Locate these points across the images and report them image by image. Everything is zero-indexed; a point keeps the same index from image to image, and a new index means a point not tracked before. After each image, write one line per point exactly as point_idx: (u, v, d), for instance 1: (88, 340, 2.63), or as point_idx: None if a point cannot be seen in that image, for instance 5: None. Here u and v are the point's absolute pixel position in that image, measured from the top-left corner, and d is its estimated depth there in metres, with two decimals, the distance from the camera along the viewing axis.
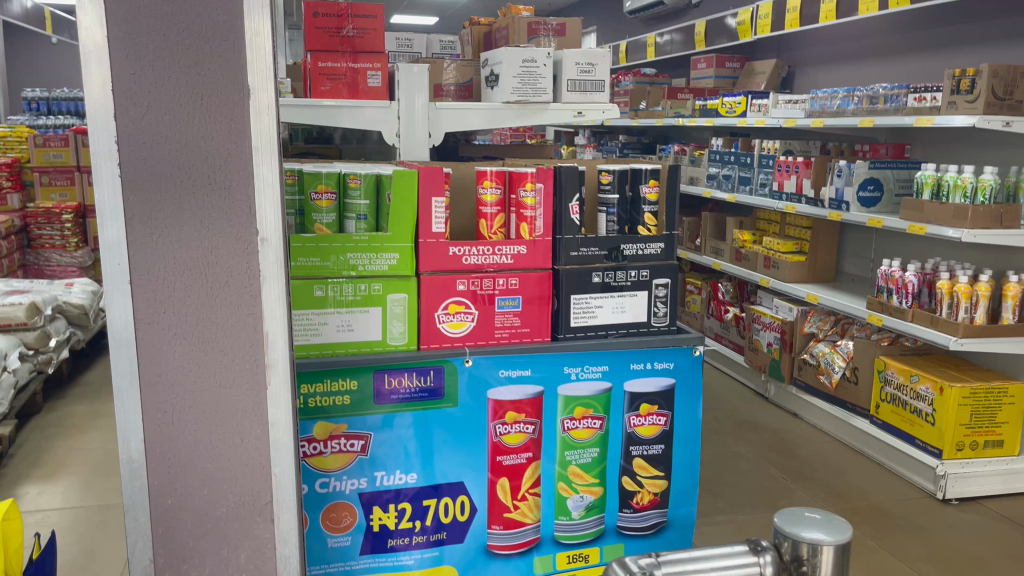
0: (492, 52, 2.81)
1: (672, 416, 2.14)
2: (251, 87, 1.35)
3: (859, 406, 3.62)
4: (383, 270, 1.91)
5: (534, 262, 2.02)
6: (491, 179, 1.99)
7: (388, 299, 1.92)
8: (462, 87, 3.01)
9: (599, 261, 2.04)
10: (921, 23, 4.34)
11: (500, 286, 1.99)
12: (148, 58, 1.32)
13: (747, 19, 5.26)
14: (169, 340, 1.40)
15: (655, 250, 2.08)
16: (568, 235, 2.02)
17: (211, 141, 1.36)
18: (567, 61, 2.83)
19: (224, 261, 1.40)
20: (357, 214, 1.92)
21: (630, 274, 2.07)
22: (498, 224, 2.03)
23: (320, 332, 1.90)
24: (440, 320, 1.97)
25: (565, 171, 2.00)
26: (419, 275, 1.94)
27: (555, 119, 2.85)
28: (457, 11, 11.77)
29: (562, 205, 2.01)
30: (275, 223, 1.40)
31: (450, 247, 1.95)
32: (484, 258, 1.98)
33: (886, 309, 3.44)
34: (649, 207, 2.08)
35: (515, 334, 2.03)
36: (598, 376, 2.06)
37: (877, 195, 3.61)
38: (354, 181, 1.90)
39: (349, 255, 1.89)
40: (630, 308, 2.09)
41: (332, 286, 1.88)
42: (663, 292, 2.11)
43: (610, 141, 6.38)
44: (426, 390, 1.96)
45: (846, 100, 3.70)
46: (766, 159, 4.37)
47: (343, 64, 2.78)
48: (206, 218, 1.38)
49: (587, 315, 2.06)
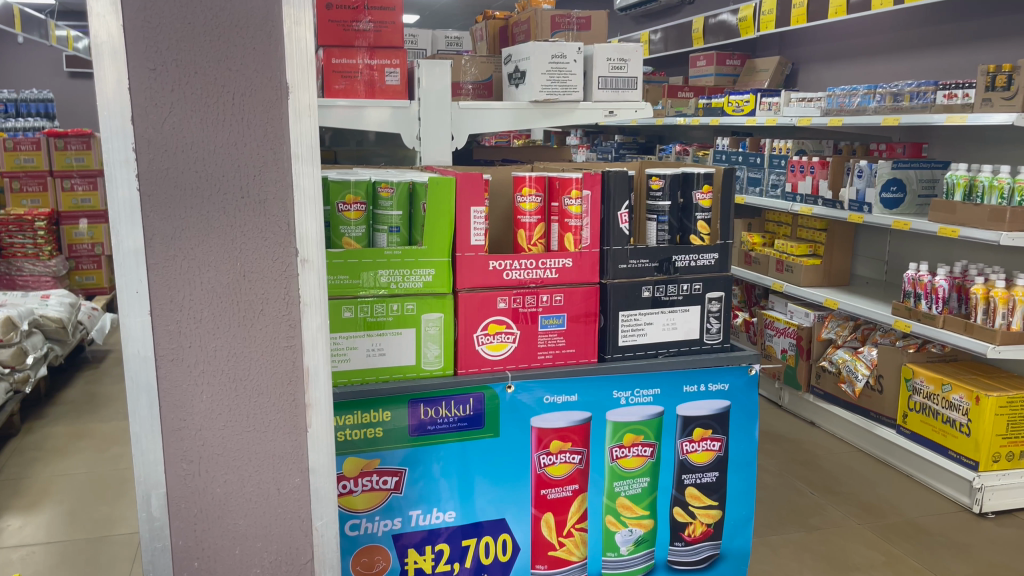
0: (517, 47, 2.67)
1: (727, 441, 1.97)
2: (291, 86, 1.18)
3: (883, 415, 3.49)
4: (418, 288, 1.73)
5: (580, 277, 1.84)
6: (530, 185, 1.79)
7: (422, 319, 1.74)
8: (481, 85, 2.86)
9: (649, 273, 1.87)
10: (931, 18, 4.21)
11: (544, 303, 1.81)
12: (171, 51, 1.12)
13: (750, 15, 5.12)
14: (195, 379, 1.20)
15: (708, 261, 1.92)
16: (617, 246, 1.84)
17: (244, 147, 1.17)
18: (598, 57, 2.67)
19: (258, 286, 1.21)
20: (389, 227, 1.73)
21: (681, 287, 1.90)
22: (538, 234, 1.83)
23: (349, 357, 1.70)
24: (479, 341, 1.79)
25: (613, 176, 1.82)
26: (456, 292, 1.76)
27: (584, 118, 2.73)
28: (440, 11, 11.55)
29: (611, 213, 1.83)
30: (317, 243, 1.22)
31: (490, 261, 1.76)
32: (527, 273, 1.80)
33: (915, 314, 3.30)
34: (702, 214, 1.90)
35: (559, 355, 1.84)
36: (649, 400, 1.89)
37: (900, 196, 3.49)
38: (386, 191, 1.71)
39: (380, 272, 1.70)
40: (681, 324, 1.92)
41: (362, 307, 1.69)
42: (716, 306, 1.94)
43: (606, 142, 6.25)
44: (465, 420, 1.77)
45: (867, 97, 3.57)
46: (777, 159, 4.23)
47: (359, 61, 2.54)
48: (238, 237, 1.19)
49: (636, 332, 1.89)
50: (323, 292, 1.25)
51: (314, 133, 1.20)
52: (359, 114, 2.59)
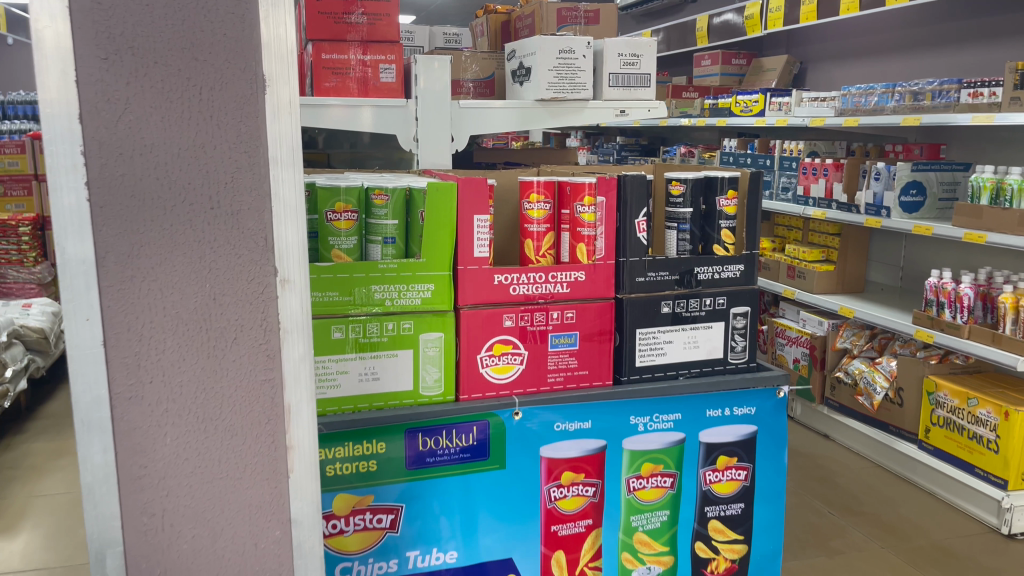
0: (522, 43, 2.51)
1: (754, 469, 1.81)
2: (269, 79, 1.01)
3: (904, 429, 3.33)
4: (415, 305, 1.56)
5: (594, 291, 1.67)
6: (539, 191, 1.62)
7: (420, 340, 1.57)
8: (483, 83, 2.70)
9: (669, 287, 1.71)
10: (945, 15, 4.05)
11: (554, 320, 1.65)
12: (125, 36, 0.96)
13: (756, 13, 4.95)
14: (158, 421, 1.03)
15: (733, 274, 1.76)
16: (634, 257, 1.68)
17: (213, 150, 1.01)
18: (609, 52, 2.52)
19: (231, 311, 1.04)
20: (383, 237, 1.56)
21: (704, 303, 1.74)
22: (547, 244, 1.66)
23: (339, 382, 1.54)
24: (483, 363, 1.62)
25: (630, 180, 1.66)
26: (457, 309, 1.59)
27: (594, 118, 2.57)
28: (437, 9, 11.37)
29: (627, 222, 1.67)
30: (300, 260, 1.06)
31: (495, 274, 1.60)
32: (536, 287, 1.63)
33: (938, 324, 3.14)
34: (726, 222, 1.74)
35: (571, 378, 1.68)
36: (669, 426, 1.73)
37: (920, 200, 3.35)
38: (380, 198, 1.54)
39: (374, 288, 1.53)
40: (703, 342, 1.76)
41: (353, 326, 1.53)
42: (741, 322, 1.78)
43: (607, 144, 6.11)
44: (468, 451, 1.60)
45: (885, 97, 3.41)
46: (788, 161, 4.07)
47: (351, 57, 2.38)
48: (207, 254, 1.02)
49: (654, 352, 1.72)
50: (308, 315, 1.08)
51: (296, 134, 1.04)
52: (349, 115, 2.41)
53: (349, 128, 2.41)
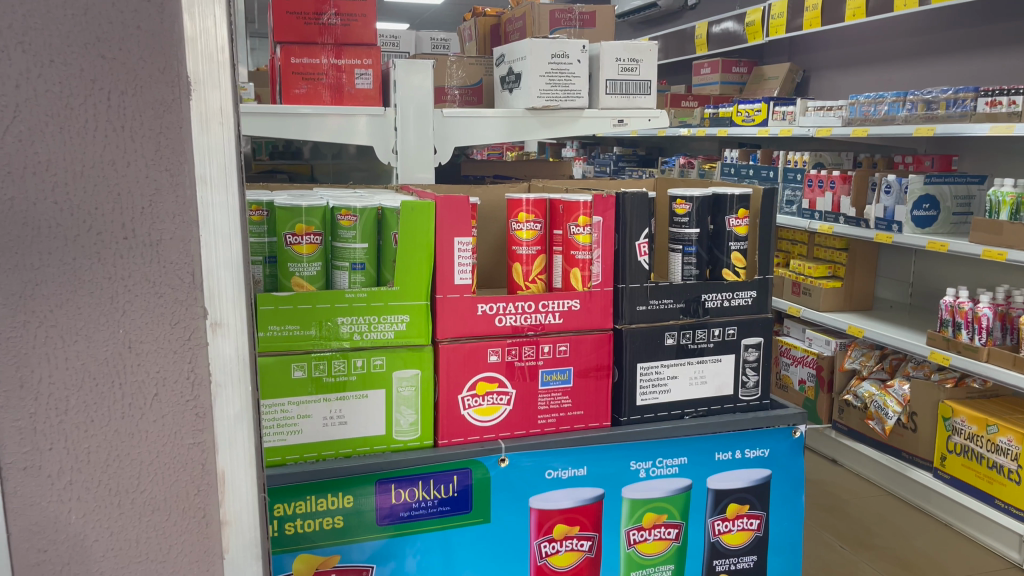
0: (512, 47, 2.34)
1: (768, 517, 1.63)
2: (194, 80, 0.77)
3: (918, 457, 3.15)
4: (387, 339, 1.39)
5: (590, 322, 1.49)
6: (528, 210, 1.48)
7: (394, 378, 1.39)
8: (469, 90, 2.53)
9: (674, 316, 1.54)
10: (954, 21, 3.89)
11: (545, 354, 1.47)
12: (14, 28, 0.71)
13: (758, 19, 4.80)
14: (61, 495, 0.79)
15: (744, 301, 1.58)
16: (634, 283, 1.50)
17: (126, 168, 0.76)
18: (606, 56, 2.35)
19: (150, 362, 0.80)
20: (351, 263, 1.37)
21: (711, 333, 1.56)
22: (538, 269, 1.51)
23: (300, 428, 1.36)
24: (466, 404, 1.44)
25: (630, 199, 1.48)
26: (436, 343, 1.42)
27: (592, 128, 2.39)
28: (431, 13, 11.24)
29: (627, 244, 1.49)
30: (236, 301, 0.83)
31: (478, 304, 1.42)
32: (524, 318, 1.46)
33: (954, 345, 2.97)
34: (736, 243, 1.56)
35: (564, 419, 1.50)
36: (675, 471, 1.55)
37: (933, 214, 3.17)
38: (347, 219, 1.36)
39: (340, 320, 1.36)
40: (711, 378, 1.58)
41: (316, 364, 1.35)
42: (753, 355, 1.61)
43: (604, 155, 5.96)
44: (448, 503, 1.42)
45: (896, 106, 3.24)
46: (792, 172, 3.89)
47: (323, 61, 2.21)
48: (119, 294, 0.78)
49: (657, 389, 1.55)
50: (246, 363, 0.85)
51: (233, 150, 0.81)
52: (347, 124, 2.23)
53: (346, 139, 2.24)
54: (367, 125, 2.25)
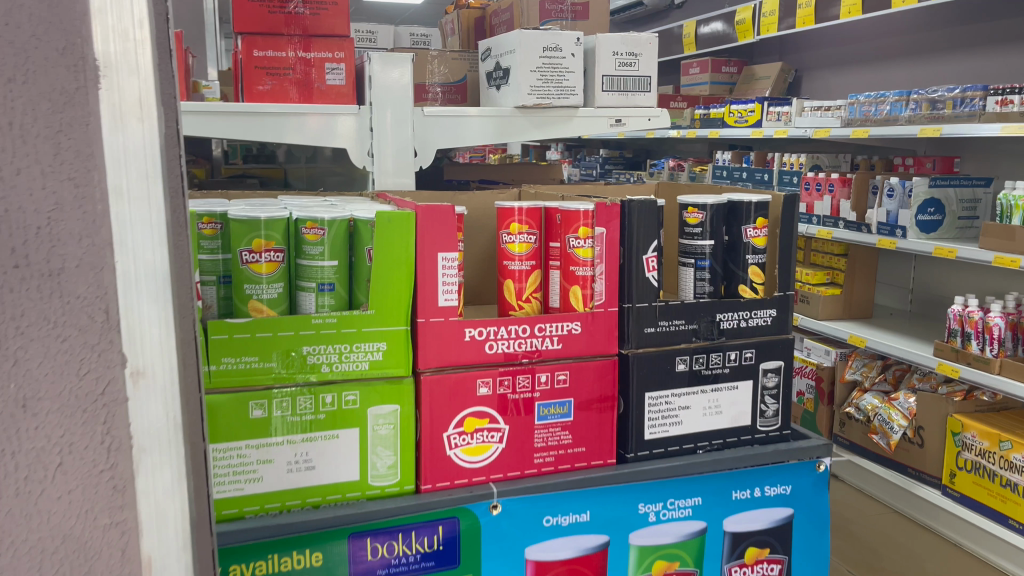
0: (499, 40, 2.16)
1: (791, 563, 1.44)
2: (103, 63, 0.52)
3: (925, 473, 3.01)
4: (361, 371, 1.20)
5: (592, 347, 1.32)
6: (520, 220, 1.32)
7: (369, 416, 1.21)
8: (452, 87, 2.34)
9: (685, 339, 1.36)
10: (952, 19, 3.75)
11: (542, 385, 1.29)
12: None
13: (748, 17, 4.65)
14: None
15: (764, 320, 1.41)
16: (642, 303, 1.33)
17: (14, 177, 0.50)
18: (603, 50, 2.18)
19: (53, 424, 0.53)
20: (318, 284, 1.18)
21: (727, 357, 1.40)
22: (532, 286, 1.34)
23: (260, 475, 1.17)
24: (452, 444, 1.26)
25: (637, 207, 1.31)
26: (417, 374, 1.24)
27: (587, 127, 2.22)
28: (410, 11, 11.05)
29: (633, 257, 1.32)
30: (166, 345, 0.57)
31: (465, 328, 1.24)
32: (517, 344, 1.28)
33: (963, 357, 2.82)
34: (754, 257, 1.39)
35: (564, 458, 1.32)
36: (687, 513, 1.37)
37: (938, 219, 3.03)
38: (313, 232, 1.17)
39: (306, 349, 1.17)
40: (727, 407, 1.41)
41: (278, 402, 1.17)
42: (772, 381, 1.44)
43: (590, 157, 5.81)
44: (431, 558, 1.23)
45: (898, 105, 3.10)
46: (788, 175, 3.75)
47: (290, 54, 2.01)
48: (8, 337, 0.51)
49: (668, 421, 1.38)
50: (179, 423, 0.59)
51: (159, 166, 0.55)
52: (328, 125, 2.05)
53: (325, 142, 2.06)
54: (347, 127, 2.06)
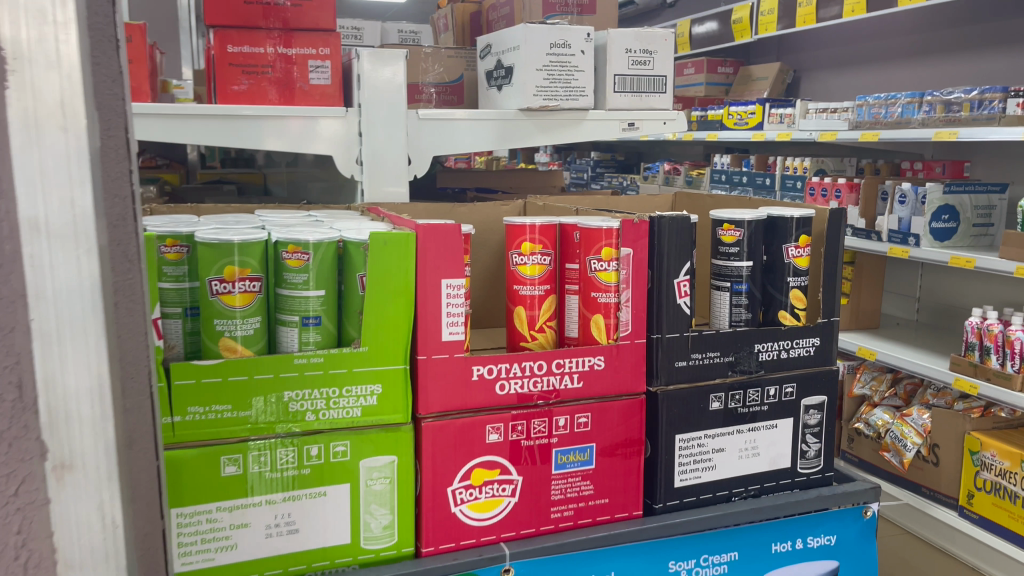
0: (501, 36, 1.98)
1: None
2: (12, 56, 0.41)
3: (939, 492, 2.87)
4: (352, 418, 1.03)
5: (617, 385, 1.15)
6: (535, 238, 1.15)
7: (361, 470, 1.04)
8: (448, 87, 2.17)
9: (721, 373, 1.20)
10: (956, 18, 3.61)
11: (560, 428, 1.13)
12: None
13: (745, 16, 4.51)
14: None
15: (806, 350, 1.26)
16: (673, 333, 1.17)
17: None
18: (615, 47, 2.01)
19: None
20: (302, 317, 1.01)
21: (765, 393, 1.24)
22: (547, 314, 1.18)
23: (234, 542, 0.99)
24: (457, 499, 1.09)
25: (667, 224, 1.15)
26: (418, 421, 1.07)
27: (597, 132, 2.07)
28: (394, 7, 10.85)
29: (663, 281, 1.16)
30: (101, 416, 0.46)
31: (473, 366, 1.07)
32: (532, 383, 1.11)
33: (982, 372, 2.68)
34: (796, 279, 1.23)
35: (585, 511, 1.16)
36: (723, 571, 1.20)
37: (953, 226, 2.89)
38: (295, 257, 1.00)
39: (288, 395, 1.00)
40: (765, 449, 1.25)
41: (254, 457, 0.99)
42: (814, 419, 1.28)
43: (581, 160, 5.66)
44: None
45: (910, 107, 2.96)
46: (791, 179, 3.60)
47: (269, 50, 1.83)
48: None
49: (701, 466, 1.21)
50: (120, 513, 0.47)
51: (86, 200, 0.44)
52: (309, 128, 1.87)
53: (306, 146, 1.87)
54: (332, 130, 1.89)
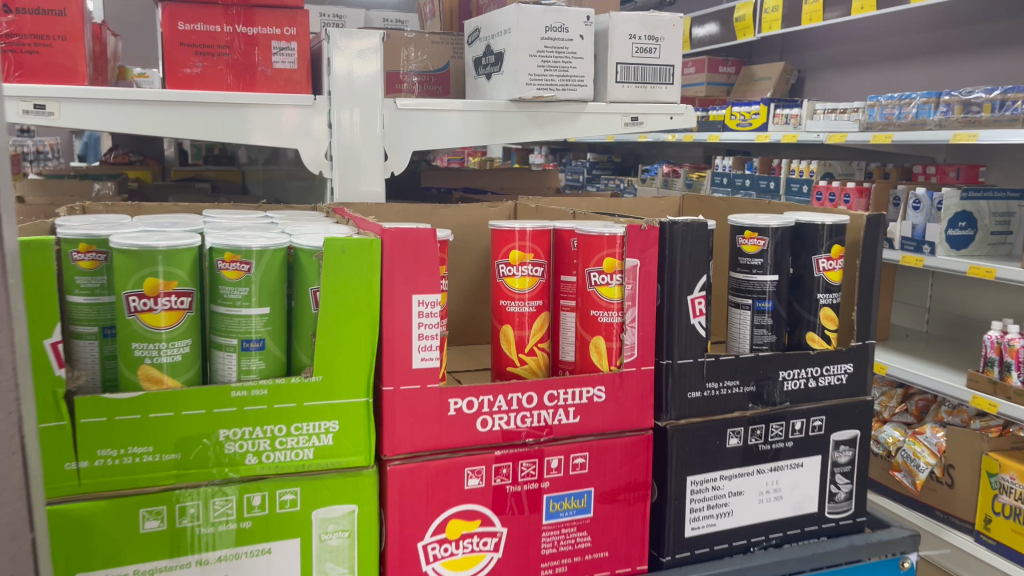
0: (492, 18, 1.77)
1: None
2: None
3: (954, 516, 2.70)
4: (303, 461, 0.86)
5: (619, 419, 0.98)
6: (524, 246, 1.00)
7: (314, 522, 0.87)
8: (431, 77, 1.97)
9: (739, 405, 1.04)
10: (969, 17, 3.45)
11: (552, 471, 0.96)
12: None
13: (748, 14, 4.33)
14: None
15: (837, 379, 1.09)
16: (685, 359, 1.00)
17: None
18: (618, 32, 1.82)
19: None
20: (241, 341, 0.83)
21: (790, 427, 1.07)
22: (539, 333, 1.02)
23: None
24: (429, 555, 0.91)
25: (680, 230, 0.98)
26: (383, 463, 0.89)
27: (597, 126, 1.85)
28: None
29: (673, 297, 0.99)
30: None
31: (449, 399, 0.90)
32: (519, 418, 0.94)
33: (1002, 390, 2.51)
34: (827, 296, 1.06)
35: (581, 567, 0.98)
36: None
37: (969, 233, 2.73)
38: (233, 267, 0.82)
39: (223, 434, 0.82)
40: (789, 492, 1.08)
41: (181, 508, 0.82)
42: (845, 457, 1.11)
43: (576, 161, 5.49)
44: None
45: (926, 107, 2.80)
46: (797, 183, 3.44)
47: (225, 29, 1.53)
48: None
49: (715, 512, 1.04)
50: None
51: None
52: (303, 123, 1.60)
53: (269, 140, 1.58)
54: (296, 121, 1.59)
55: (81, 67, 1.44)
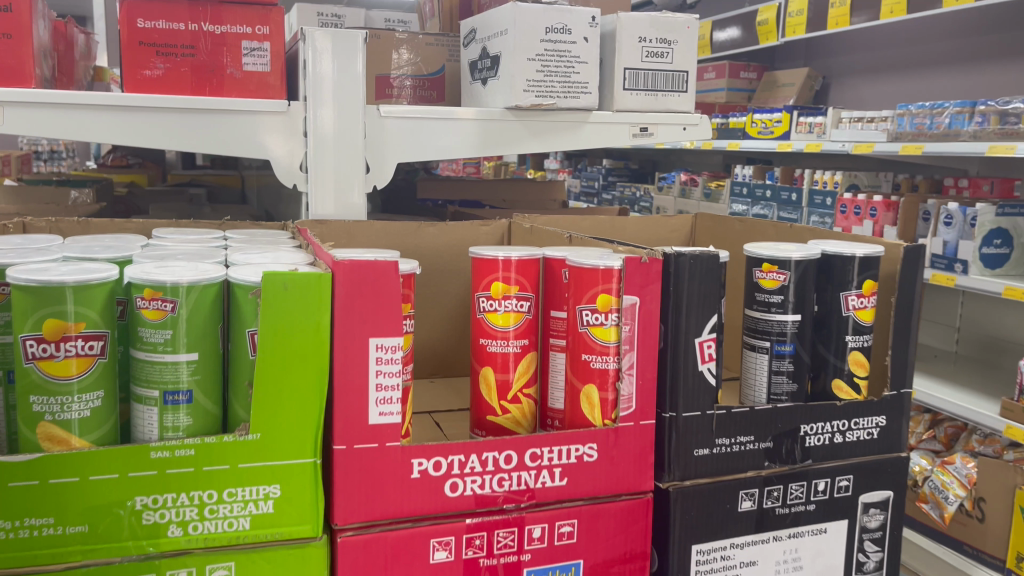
0: (489, 19, 1.63)
1: None
2: None
3: (984, 552, 2.53)
4: (237, 533, 0.73)
5: (613, 481, 0.85)
6: (506, 277, 0.87)
7: None
8: (426, 81, 1.84)
9: (754, 463, 0.90)
10: (1006, 22, 3.27)
11: (533, 541, 0.82)
12: None
13: (771, 18, 4.17)
14: None
15: (867, 433, 0.95)
16: (691, 413, 0.86)
17: None
18: (626, 34, 1.68)
19: None
20: (163, 393, 0.71)
21: (812, 488, 0.93)
22: (523, 377, 0.89)
23: None
24: None
25: (687, 262, 0.85)
26: (334, 533, 0.76)
27: (603, 138, 1.73)
28: None
29: (679, 340, 0.85)
30: None
31: (412, 460, 0.77)
32: (495, 480, 0.81)
33: None
34: (856, 338, 0.93)
35: None
36: None
37: (1005, 251, 2.57)
38: (153, 306, 0.71)
39: (139, 502, 0.70)
40: (810, 563, 0.94)
41: None
42: (875, 522, 0.97)
43: (591, 167, 5.35)
44: None
45: (959, 118, 2.64)
46: (820, 196, 3.29)
47: (186, 28, 1.40)
48: None
49: None
50: None
51: None
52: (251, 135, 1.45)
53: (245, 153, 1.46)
54: (271, 131, 1.46)
55: (28, 68, 1.32)
